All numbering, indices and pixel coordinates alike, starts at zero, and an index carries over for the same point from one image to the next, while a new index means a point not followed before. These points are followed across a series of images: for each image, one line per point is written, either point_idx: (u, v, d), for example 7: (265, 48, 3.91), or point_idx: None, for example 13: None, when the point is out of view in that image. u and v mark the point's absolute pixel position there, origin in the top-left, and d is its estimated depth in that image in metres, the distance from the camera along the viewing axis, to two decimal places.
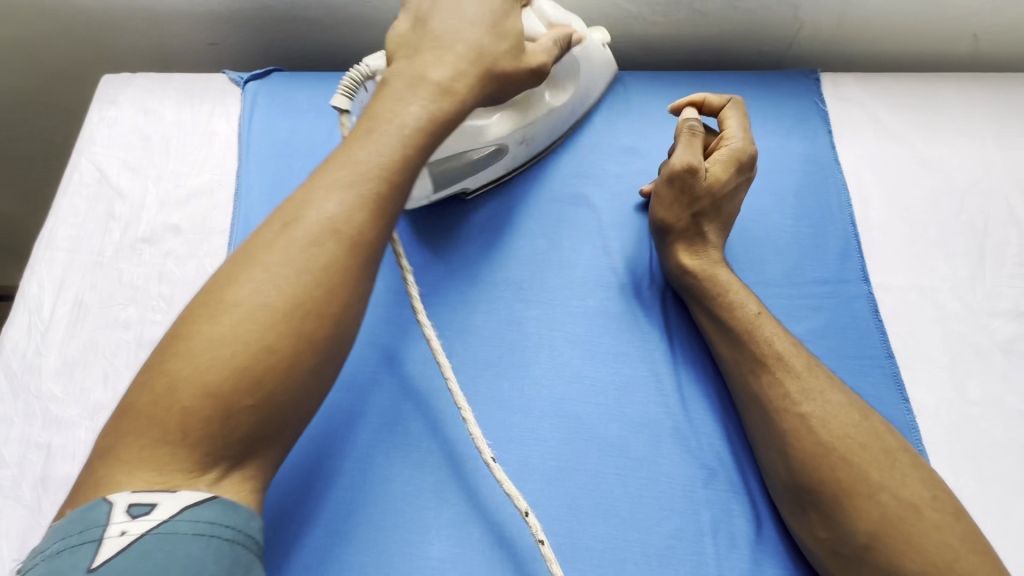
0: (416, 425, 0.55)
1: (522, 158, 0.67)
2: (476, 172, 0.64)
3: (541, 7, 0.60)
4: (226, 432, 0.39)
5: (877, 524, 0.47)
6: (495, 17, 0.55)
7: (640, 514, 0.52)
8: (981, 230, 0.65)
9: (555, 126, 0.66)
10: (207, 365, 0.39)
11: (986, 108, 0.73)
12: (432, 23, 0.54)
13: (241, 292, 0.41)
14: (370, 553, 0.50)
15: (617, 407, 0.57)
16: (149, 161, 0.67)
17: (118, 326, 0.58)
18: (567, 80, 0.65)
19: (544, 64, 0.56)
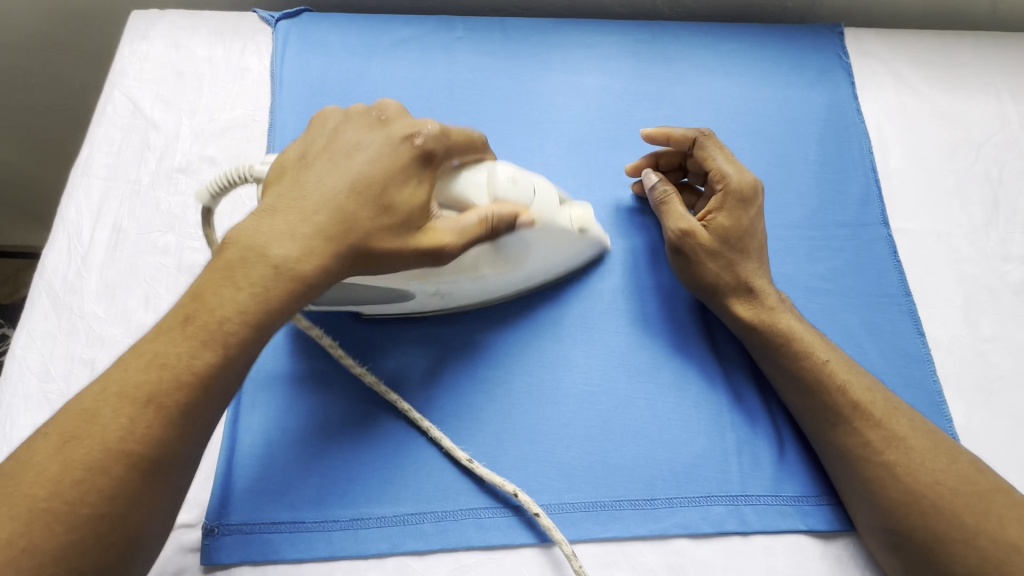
0: (445, 349, 0.57)
1: (436, 305, 0.56)
2: (378, 303, 0.55)
3: (494, 174, 0.50)
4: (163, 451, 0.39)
5: (906, 466, 0.49)
6: (383, 179, 0.46)
7: (667, 436, 0.55)
8: (995, 180, 0.68)
9: (476, 291, 0.55)
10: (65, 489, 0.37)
11: (1005, 65, 0.75)
12: (312, 173, 0.46)
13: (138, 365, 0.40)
14: (406, 469, 0.52)
15: (645, 337, 0.59)
16: (182, 95, 0.67)
17: (157, 251, 0.59)
18: (513, 254, 0.52)
19: (444, 251, 0.46)
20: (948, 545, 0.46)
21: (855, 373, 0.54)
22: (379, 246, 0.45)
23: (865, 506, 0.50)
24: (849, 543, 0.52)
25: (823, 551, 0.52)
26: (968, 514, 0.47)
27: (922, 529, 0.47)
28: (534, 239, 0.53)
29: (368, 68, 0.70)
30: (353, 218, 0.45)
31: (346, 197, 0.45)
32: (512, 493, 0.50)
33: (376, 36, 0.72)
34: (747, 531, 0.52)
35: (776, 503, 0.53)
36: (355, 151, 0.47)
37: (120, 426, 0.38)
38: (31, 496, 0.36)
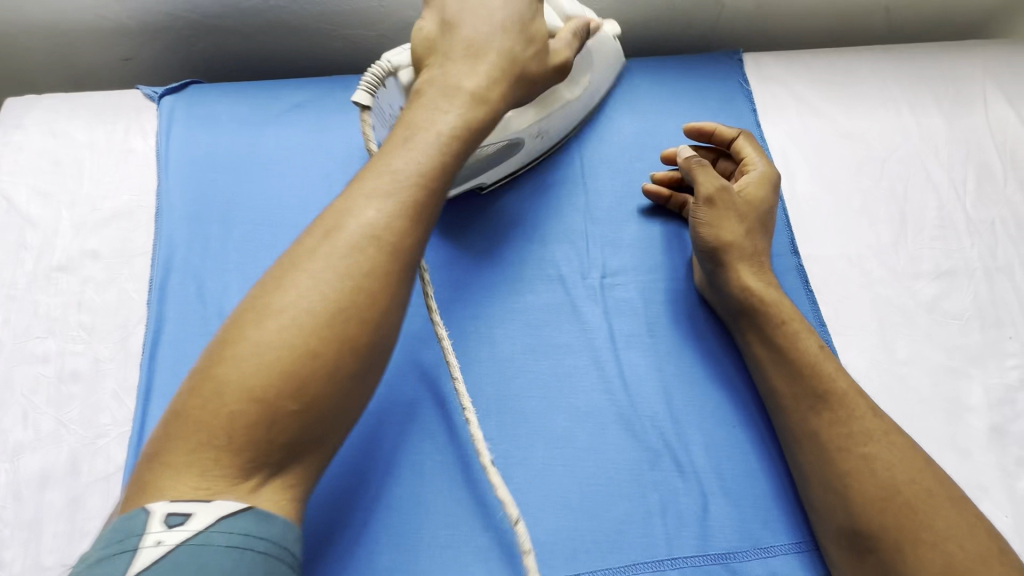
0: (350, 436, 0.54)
1: (538, 151, 0.67)
2: (491, 166, 0.64)
3: (557, 2, 0.62)
4: (369, 307, 0.42)
5: (887, 461, 0.49)
6: (524, 19, 0.55)
7: (587, 504, 0.53)
8: (900, 196, 0.68)
9: (569, 118, 0.67)
10: (250, 372, 0.39)
11: (902, 76, 0.76)
12: (464, 28, 0.53)
13: (286, 299, 0.41)
14: (316, 573, 0.49)
15: (561, 398, 0.57)
16: (61, 186, 0.64)
17: (35, 360, 0.55)
18: (581, 71, 0.66)
19: (569, 60, 0.58)
20: (917, 549, 0.45)
21: (840, 371, 0.54)
22: (535, 71, 0.56)
23: (838, 507, 0.49)
24: None
25: None
26: (938, 515, 0.47)
27: (890, 529, 0.47)
28: (595, 49, 0.66)
29: (260, 137, 0.67)
30: (512, 57, 0.54)
31: (500, 40, 0.54)
32: (516, 520, 0.47)
33: (267, 103, 0.70)
34: None
35: (704, 564, 0.51)
36: (490, 3, 0.55)
37: (275, 336, 0.40)
38: (234, 382, 0.39)
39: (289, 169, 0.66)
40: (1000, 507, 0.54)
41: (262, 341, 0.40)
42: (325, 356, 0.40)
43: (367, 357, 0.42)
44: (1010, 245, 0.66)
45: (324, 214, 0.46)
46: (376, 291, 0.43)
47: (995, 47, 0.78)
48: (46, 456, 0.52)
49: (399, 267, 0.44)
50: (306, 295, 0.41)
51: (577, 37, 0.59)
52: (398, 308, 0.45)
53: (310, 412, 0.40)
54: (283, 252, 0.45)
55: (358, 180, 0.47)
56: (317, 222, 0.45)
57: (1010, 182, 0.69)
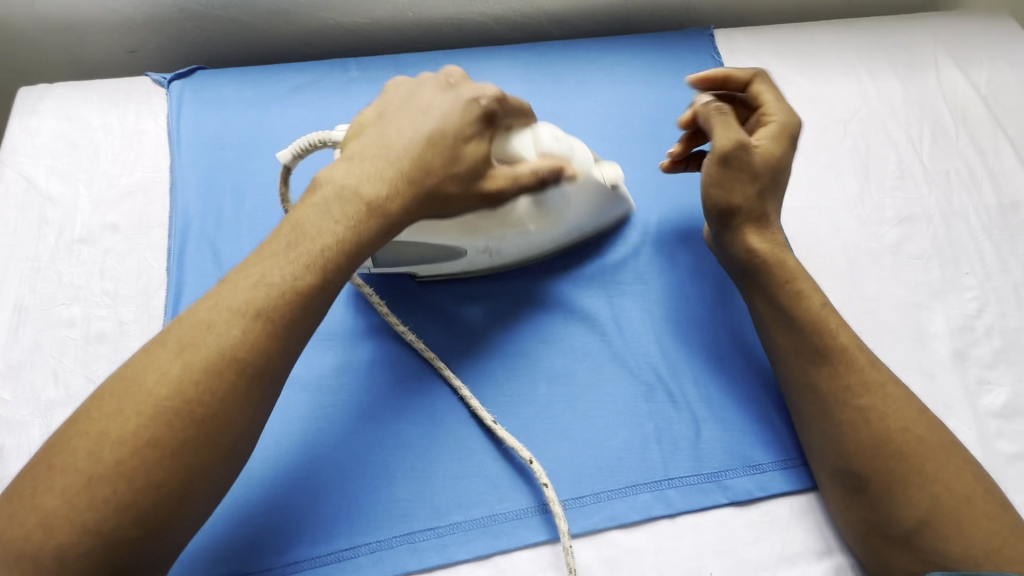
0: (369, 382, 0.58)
1: (484, 265, 0.62)
2: (430, 263, 0.61)
3: (539, 135, 0.58)
4: (218, 434, 0.44)
5: (880, 412, 0.51)
6: (459, 134, 0.54)
7: (588, 433, 0.57)
8: (863, 152, 0.74)
9: (525, 246, 0.61)
10: (78, 498, 0.40)
11: (860, 46, 0.82)
12: (391, 128, 0.54)
13: (114, 423, 0.42)
14: (343, 506, 0.53)
15: (558, 342, 0.61)
16: (78, 166, 0.67)
17: (62, 325, 0.59)
18: (555, 213, 0.59)
19: (501, 189, 0.54)
20: (904, 488, 0.49)
21: (841, 325, 0.55)
22: (447, 188, 0.53)
23: (834, 451, 0.52)
24: (771, 509, 0.55)
25: (747, 520, 0.54)
26: (927, 460, 0.50)
27: (881, 473, 0.50)
28: (574, 195, 0.60)
29: (267, 116, 0.72)
30: (424, 167, 0.52)
31: (418, 151, 0.53)
32: (529, 460, 0.53)
33: (271, 85, 0.74)
34: (673, 513, 0.54)
35: (698, 482, 0.55)
36: (430, 107, 0.55)
37: (113, 456, 0.41)
38: (60, 507, 0.40)
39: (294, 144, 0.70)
40: (965, 422, 0.59)
41: (101, 460, 0.41)
42: (168, 484, 0.42)
43: (208, 471, 0.44)
44: (964, 192, 0.72)
45: (181, 323, 0.46)
46: (222, 415, 0.44)
47: (943, 18, 0.85)
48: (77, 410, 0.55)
49: (256, 390, 0.46)
50: (149, 417, 0.43)
51: (536, 174, 0.56)
52: (257, 424, 0.47)
53: (150, 529, 0.42)
54: (126, 363, 0.45)
55: (224, 289, 0.48)
56: (168, 330, 0.46)
57: (962, 136, 0.75)
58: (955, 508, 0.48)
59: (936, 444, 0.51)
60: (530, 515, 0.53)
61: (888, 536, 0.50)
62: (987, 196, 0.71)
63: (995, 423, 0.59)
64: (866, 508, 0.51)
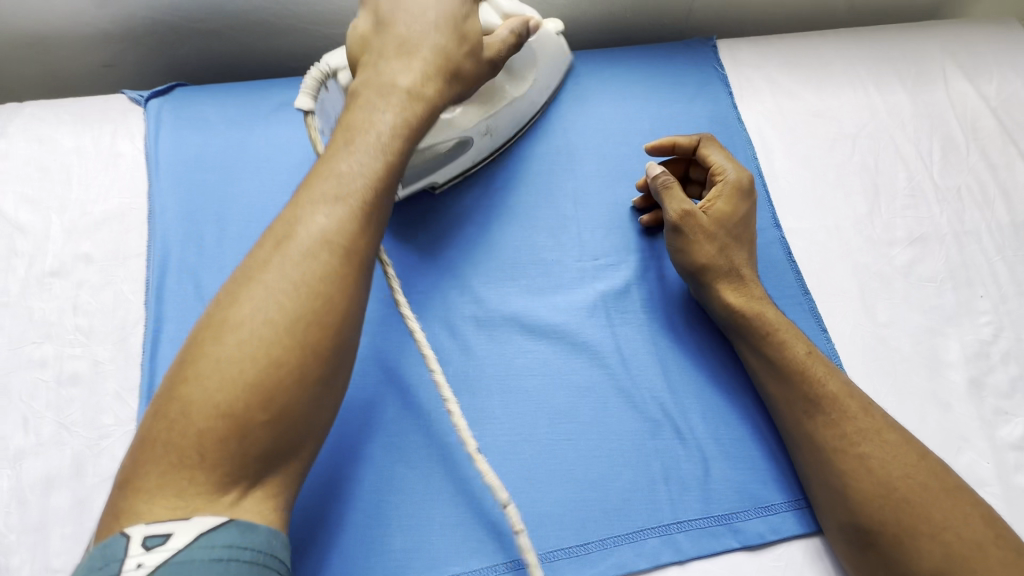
0: (389, 419, 0.56)
1: (488, 148, 0.67)
2: (445, 165, 0.64)
3: (495, 1, 0.60)
4: (326, 313, 0.43)
5: (881, 458, 0.50)
6: (455, 16, 0.54)
7: (593, 475, 0.54)
8: (872, 169, 0.71)
9: (515, 116, 0.67)
10: (217, 386, 0.40)
11: (866, 56, 0.79)
12: (395, 26, 0.53)
13: (241, 312, 0.42)
14: (355, 557, 0.50)
15: (560, 375, 0.58)
16: (50, 192, 0.63)
17: (33, 365, 0.55)
18: (527, 69, 0.67)
19: (501, 54, 0.57)
20: (916, 540, 0.47)
21: (829, 372, 0.54)
22: (464, 70, 0.54)
23: (839, 503, 0.50)
24: (784, 553, 0.52)
25: (759, 566, 0.52)
26: (936, 508, 0.47)
27: (889, 526, 0.48)
28: (538, 48, 0.67)
29: (250, 137, 0.68)
30: (444, 57, 0.53)
31: (432, 36, 0.53)
32: (506, 505, 0.47)
33: (254, 103, 0.70)
34: (683, 559, 0.51)
35: (708, 525, 0.53)
36: (422, 1, 0.54)
37: (235, 350, 0.41)
38: (197, 402, 0.40)
39: (280, 166, 0.67)
40: (982, 455, 0.57)
41: (224, 356, 0.41)
42: (289, 363, 0.41)
43: (330, 359, 0.43)
44: (976, 210, 0.69)
45: (272, 226, 0.46)
46: (332, 295, 0.44)
47: (951, 27, 0.82)
48: (49, 460, 0.52)
49: (356, 271, 0.45)
50: (267, 309, 0.42)
51: (517, 32, 0.58)
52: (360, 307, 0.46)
53: (280, 417, 0.41)
54: (237, 267, 0.45)
55: (304, 190, 0.47)
56: (268, 231, 0.46)
57: (972, 151, 0.73)
58: (972, 559, 0.45)
59: (945, 489, 0.49)
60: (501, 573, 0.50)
61: None
62: (999, 214, 0.69)
63: (1013, 456, 0.57)
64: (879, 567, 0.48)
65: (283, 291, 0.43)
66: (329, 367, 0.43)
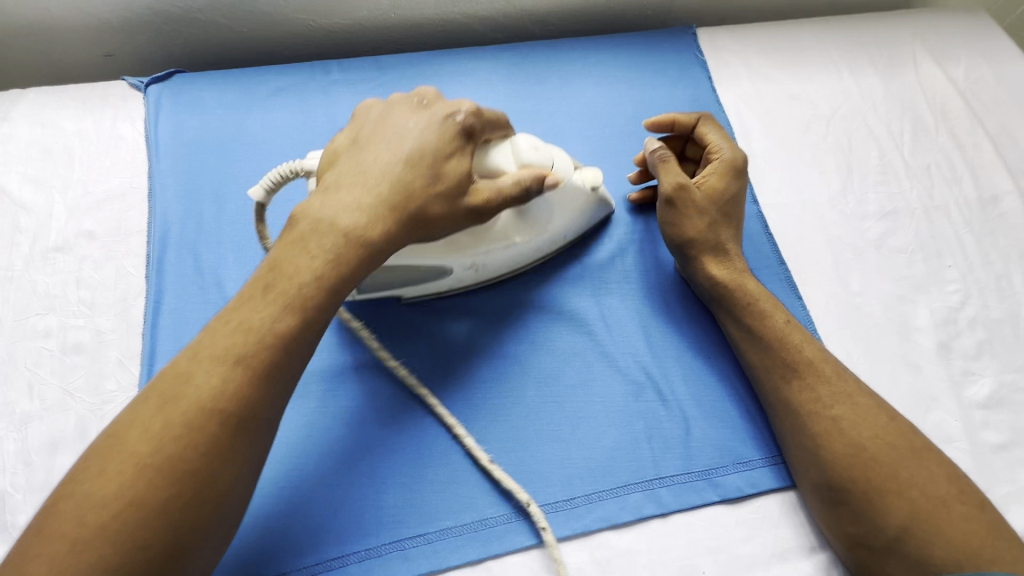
0: (362, 392, 0.57)
1: (470, 281, 0.62)
2: (414, 284, 0.60)
3: (517, 144, 0.56)
4: (207, 485, 0.42)
5: (852, 420, 0.52)
6: (435, 153, 0.52)
7: (579, 434, 0.56)
8: (846, 148, 0.74)
9: (508, 260, 0.61)
10: (68, 564, 0.38)
11: (840, 43, 0.83)
12: (367, 153, 0.52)
13: (108, 485, 0.40)
14: (342, 518, 0.52)
15: (544, 343, 0.60)
16: (53, 173, 0.65)
17: (38, 336, 0.57)
18: (541, 219, 0.60)
19: (489, 204, 0.53)
20: (883, 496, 0.49)
21: (807, 340, 0.57)
22: (432, 211, 0.52)
23: (813, 464, 0.52)
24: (761, 505, 0.55)
25: (738, 518, 0.54)
26: (903, 467, 0.50)
27: (858, 482, 0.50)
28: (559, 201, 0.60)
29: (248, 120, 0.70)
30: (404, 192, 0.51)
31: (400, 174, 0.52)
32: (529, 503, 0.52)
33: (251, 88, 0.73)
34: (665, 512, 0.54)
35: (689, 480, 0.55)
36: (405, 132, 0.54)
37: (99, 522, 0.39)
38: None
39: (277, 148, 0.69)
40: (951, 414, 0.60)
41: (83, 532, 0.39)
42: (163, 535, 0.40)
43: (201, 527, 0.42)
44: (945, 186, 0.73)
45: (162, 375, 0.44)
46: (206, 468, 0.42)
47: (921, 15, 0.86)
48: (54, 424, 0.53)
49: (247, 437, 0.44)
50: (138, 479, 0.40)
51: (521, 185, 0.54)
52: (251, 471, 0.45)
53: None
54: (116, 418, 0.43)
55: (279, 258, 0.48)
56: (156, 385, 0.44)
57: (942, 131, 0.76)
58: (934, 514, 0.47)
59: (911, 450, 0.51)
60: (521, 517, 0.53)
61: (873, 548, 0.49)
62: (967, 190, 0.72)
63: (981, 414, 0.60)
64: (848, 521, 0.50)
65: (163, 458, 0.41)
66: (205, 533, 0.42)
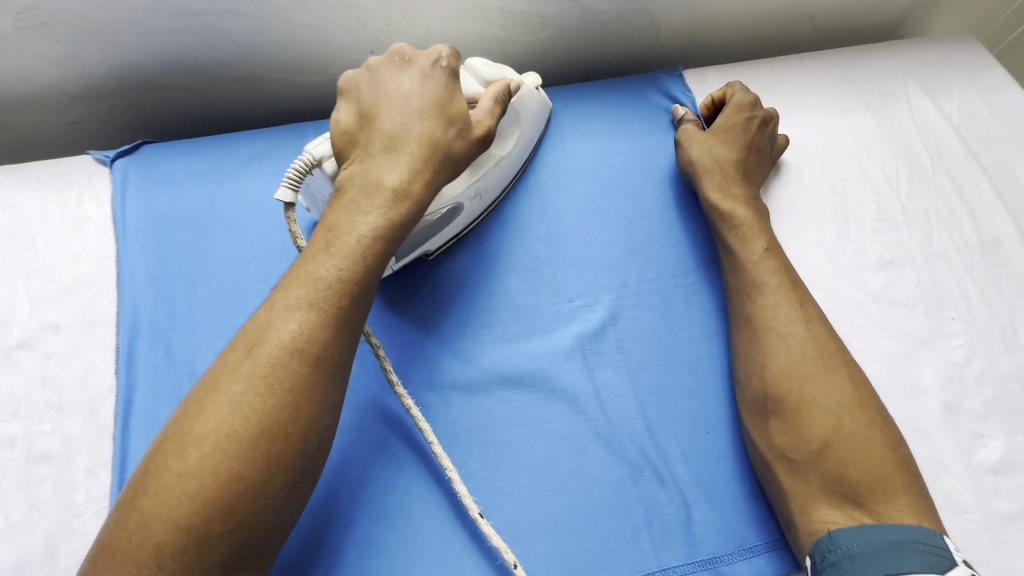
0: (364, 482, 0.55)
1: (479, 209, 0.66)
2: (437, 233, 0.63)
3: (472, 67, 0.61)
4: (291, 422, 0.44)
5: (800, 339, 0.56)
6: (439, 100, 0.55)
7: (576, 525, 0.54)
8: (841, 194, 0.72)
9: (502, 176, 0.66)
10: (177, 501, 0.40)
11: (830, 79, 0.80)
12: (378, 117, 0.55)
13: (207, 423, 0.43)
14: None
15: (538, 424, 0.58)
16: (15, 262, 0.62)
17: (3, 445, 0.54)
18: (510, 127, 0.66)
19: (493, 128, 0.57)
20: (810, 413, 0.53)
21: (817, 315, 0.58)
22: (456, 151, 0.55)
23: (756, 376, 0.56)
24: None
25: None
26: (837, 391, 0.53)
27: (793, 396, 0.54)
28: (521, 106, 0.66)
29: (219, 194, 0.67)
30: (428, 138, 0.54)
31: (417, 125, 0.54)
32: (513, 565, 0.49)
33: (222, 157, 0.70)
34: None
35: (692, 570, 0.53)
36: (403, 89, 0.56)
37: (203, 451, 0.42)
38: (164, 511, 0.40)
39: (250, 221, 0.66)
40: (962, 481, 0.57)
41: (185, 470, 0.41)
42: (253, 475, 0.42)
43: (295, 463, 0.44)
44: (944, 230, 0.70)
45: (245, 329, 0.47)
46: (290, 404, 0.44)
47: (912, 46, 0.84)
48: (20, 543, 0.51)
49: (324, 376, 0.46)
50: (238, 411, 0.43)
51: (498, 102, 0.58)
52: (331, 406, 0.47)
53: (241, 527, 0.41)
54: (208, 370, 0.46)
55: (280, 291, 0.48)
56: (240, 337, 0.46)
57: (938, 171, 0.74)
58: (854, 433, 0.52)
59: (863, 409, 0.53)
60: None
61: (794, 460, 0.52)
62: (967, 234, 0.70)
63: (992, 480, 0.57)
64: (776, 432, 0.54)
65: (256, 392, 0.43)
66: (298, 471, 0.45)
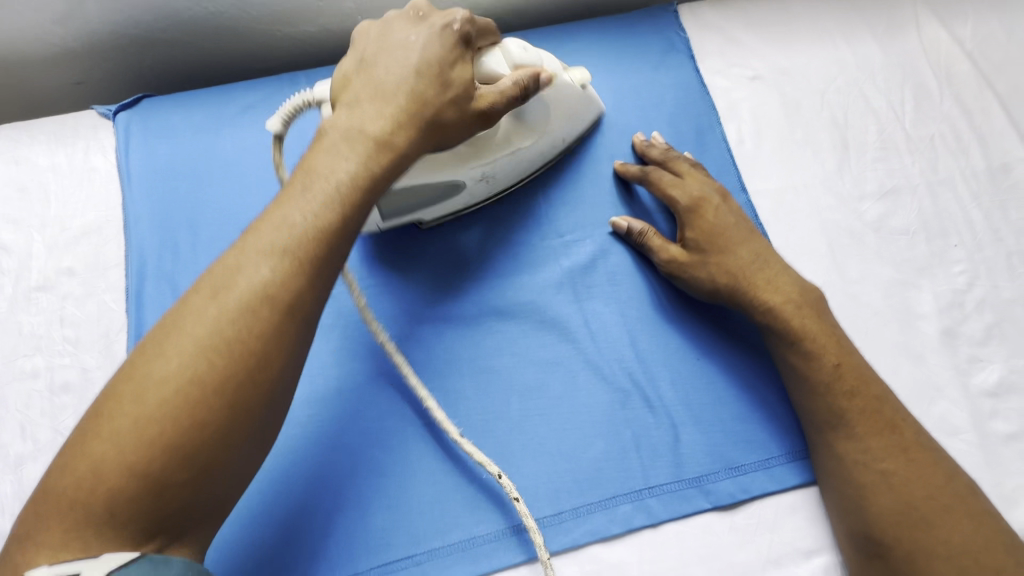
0: (362, 407, 0.57)
1: (483, 193, 0.63)
2: (434, 206, 0.61)
3: (508, 48, 0.56)
4: (258, 370, 0.42)
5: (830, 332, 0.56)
6: (442, 60, 0.52)
7: (566, 447, 0.55)
8: (841, 124, 0.70)
9: (518, 166, 0.63)
10: (129, 442, 0.39)
11: (833, 9, 0.77)
12: (378, 71, 0.52)
13: (168, 366, 0.41)
14: (333, 538, 0.53)
15: (529, 354, 0.59)
16: (30, 211, 0.65)
17: (26, 376, 0.58)
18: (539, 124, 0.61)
19: (494, 106, 0.53)
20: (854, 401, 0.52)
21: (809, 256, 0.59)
22: (443, 118, 0.52)
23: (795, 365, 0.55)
24: (755, 510, 0.54)
25: (731, 524, 0.53)
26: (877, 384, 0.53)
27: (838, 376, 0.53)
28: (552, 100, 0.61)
29: (217, 141, 0.69)
30: (420, 99, 0.51)
31: (412, 83, 0.51)
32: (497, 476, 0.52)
33: (220, 106, 0.71)
34: (655, 523, 0.53)
35: (679, 488, 0.54)
36: (408, 44, 0.52)
37: (161, 396, 0.40)
38: (122, 452, 0.39)
39: (248, 167, 0.68)
40: (957, 404, 0.57)
41: (144, 412, 0.39)
42: (212, 422, 0.40)
43: (257, 419, 0.43)
44: (950, 158, 0.68)
45: (212, 270, 0.45)
46: (259, 351, 0.42)
47: None
48: (48, 463, 0.55)
49: (296, 324, 0.45)
50: (193, 357, 0.41)
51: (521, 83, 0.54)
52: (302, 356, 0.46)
53: (202, 473, 0.40)
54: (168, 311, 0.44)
55: (249, 236, 0.45)
56: (208, 275, 0.44)
57: (946, 98, 0.71)
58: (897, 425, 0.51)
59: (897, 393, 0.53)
60: (509, 536, 0.53)
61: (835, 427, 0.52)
62: (975, 161, 0.68)
63: (989, 403, 0.57)
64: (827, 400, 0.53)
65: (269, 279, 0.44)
66: (261, 425, 0.43)
